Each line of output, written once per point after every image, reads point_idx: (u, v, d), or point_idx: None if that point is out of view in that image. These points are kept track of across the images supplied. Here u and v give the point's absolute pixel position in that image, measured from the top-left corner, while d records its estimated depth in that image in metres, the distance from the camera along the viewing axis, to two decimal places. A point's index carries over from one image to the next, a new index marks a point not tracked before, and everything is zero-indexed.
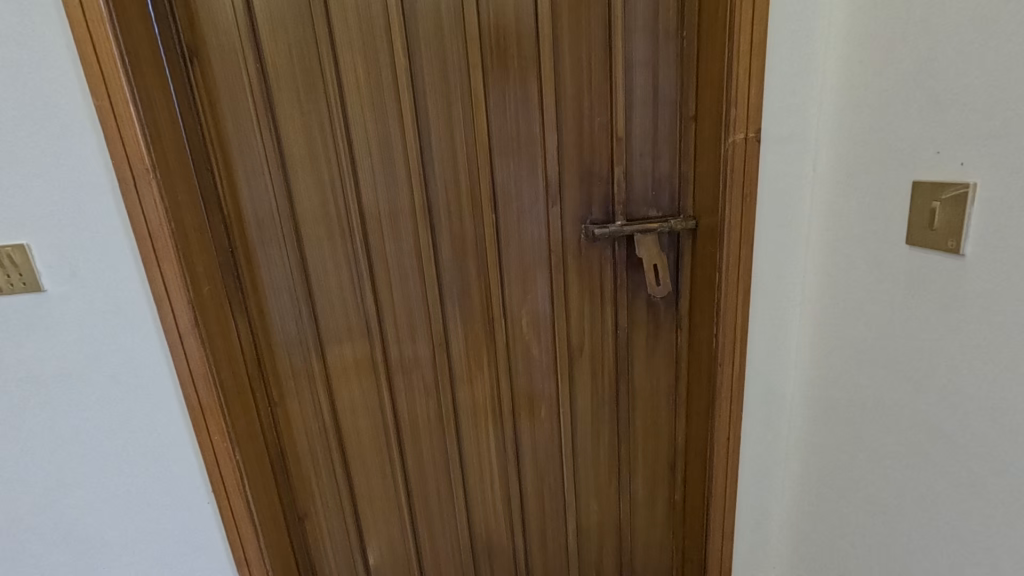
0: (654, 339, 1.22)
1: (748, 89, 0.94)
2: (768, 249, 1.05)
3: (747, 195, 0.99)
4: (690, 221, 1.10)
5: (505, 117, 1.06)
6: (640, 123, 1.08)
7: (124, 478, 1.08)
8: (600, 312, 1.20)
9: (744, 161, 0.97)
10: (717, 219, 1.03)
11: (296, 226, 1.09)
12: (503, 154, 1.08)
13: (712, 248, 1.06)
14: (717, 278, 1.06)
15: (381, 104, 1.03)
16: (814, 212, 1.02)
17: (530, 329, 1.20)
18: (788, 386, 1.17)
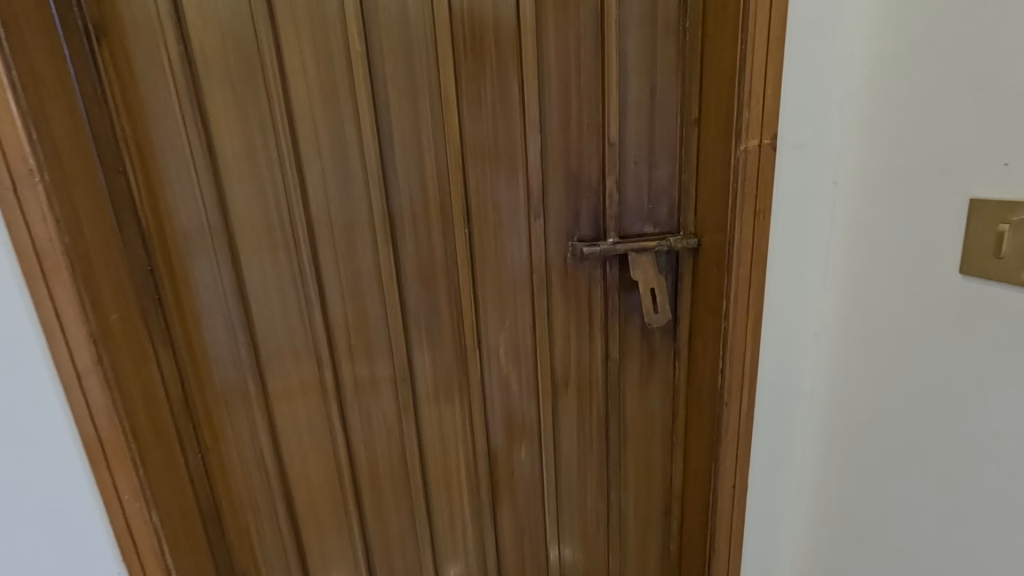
0: (648, 372, 1.08)
1: (764, 89, 0.80)
2: (782, 273, 0.92)
3: (759, 211, 0.86)
4: (694, 243, 0.97)
5: (481, 117, 0.91)
6: (636, 127, 0.94)
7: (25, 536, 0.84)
8: (588, 342, 1.05)
9: (756, 173, 0.83)
10: (724, 240, 0.89)
11: (231, 241, 0.92)
12: (478, 160, 0.93)
13: (717, 272, 0.92)
14: (723, 307, 0.92)
15: (332, 98, 0.87)
16: (838, 232, 0.90)
17: (509, 359, 1.05)
18: (801, 424, 1.04)
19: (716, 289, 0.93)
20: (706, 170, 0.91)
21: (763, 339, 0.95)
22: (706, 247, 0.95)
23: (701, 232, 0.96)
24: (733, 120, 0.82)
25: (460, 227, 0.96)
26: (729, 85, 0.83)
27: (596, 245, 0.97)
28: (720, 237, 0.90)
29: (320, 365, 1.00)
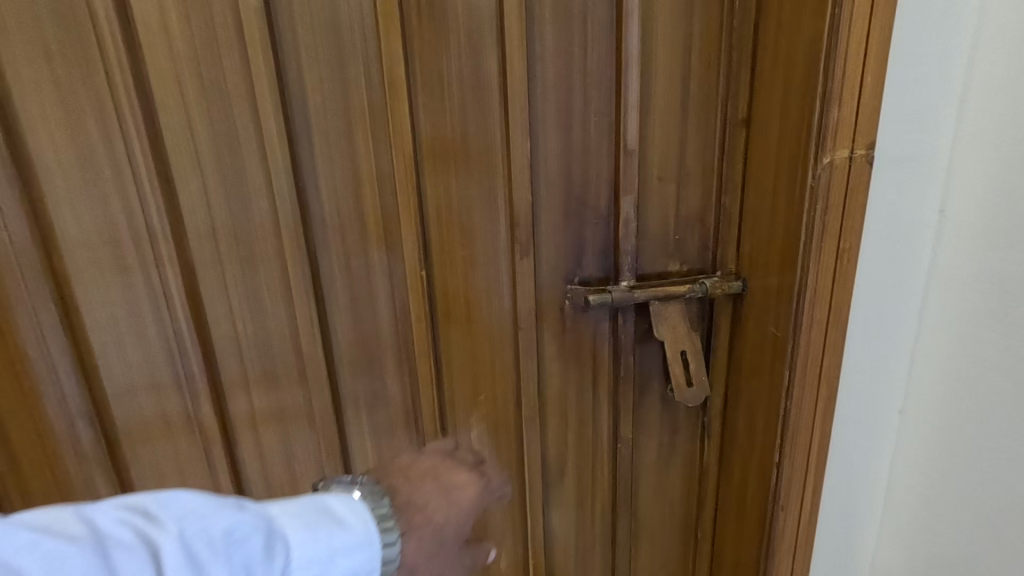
0: (668, 454, 0.81)
1: (861, 75, 0.55)
2: (866, 337, 0.66)
3: (844, 252, 0.59)
4: (742, 289, 0.70)
5: (443, 111, 0.62)
6: (660, 130, 0.67)
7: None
8: (591, 417, 0.78)
9: (842, 198, 0.57)
10: (789, 290, 0.62)
11: (60, 288, 0.60)
12: (439, 173, 0.64)
13: (776, 332, 0.65)
14: (784, 381, 0.66)
15: (215, 78, 0.57)
16: (939, 281, 0.65)
17: (484, 444, 0.77)
18: (873, 531, 0.78)
19: (774, 354, 0.66)
20: (758, 190, 0.65)
21: (837, 427, 0.69)
22: (753, 294, 0.69)
23: (750, 276, 0.69)
24: (813, 119, 0.56)
25: (413, 267, 0.67)
26: (807, 69, 0.56)
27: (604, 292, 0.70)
28: (783, 285, 0.63)
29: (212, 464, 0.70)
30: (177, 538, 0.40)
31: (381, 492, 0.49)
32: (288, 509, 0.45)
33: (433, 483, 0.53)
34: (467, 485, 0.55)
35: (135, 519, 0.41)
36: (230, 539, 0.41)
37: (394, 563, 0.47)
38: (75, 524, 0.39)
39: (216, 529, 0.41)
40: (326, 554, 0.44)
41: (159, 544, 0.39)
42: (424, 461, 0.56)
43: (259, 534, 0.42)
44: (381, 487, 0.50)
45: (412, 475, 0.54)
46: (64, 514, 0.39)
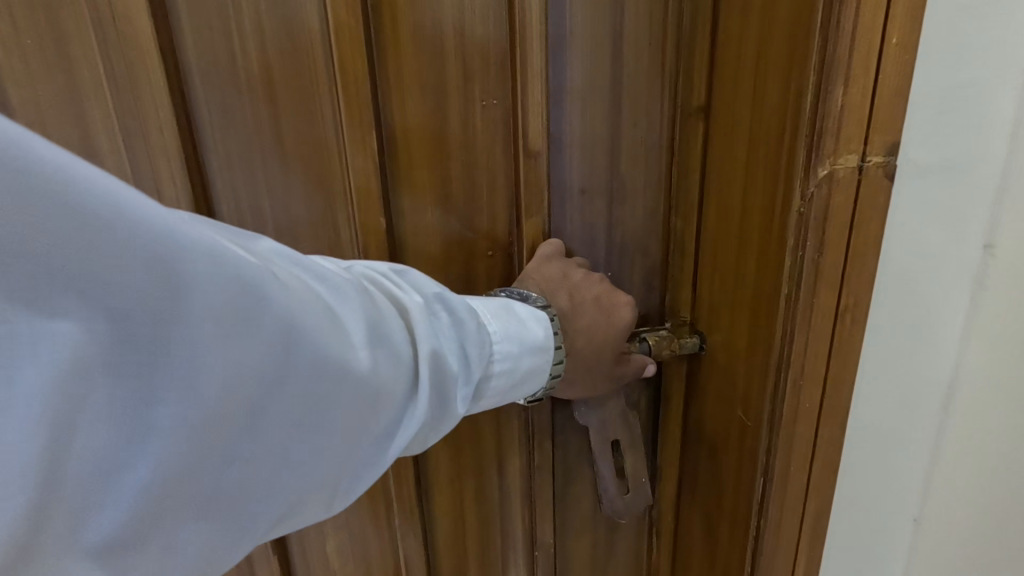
0: (603, 560, 0.61)
1: (885, 31, 0.32)
2: (868, 431, 0.44)
3: (847, 311, 0.38)
4: (700, 349, 0.49)
5: (235, 87, 0.40)
6: (581, 122, 0.45)
7: (220, 333, 0.24)
8: (498, 516, 0.57)
9: (846, 230, 0.36)
10: (766, 364, 0.41)
11: None
12: (240, 185, 0.42)
13: (743, 417, 0.45)
14: (756, 494, 0.44)
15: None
16: (979, 348, 0.43)
17: (346, 561, 0.55)
18: None
19: (744, 452, 0.45)
20: (721, 211, 0.44)
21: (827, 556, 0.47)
22: (714, 360, 0.48)
23: (709, 330, 0.48)
24: (804, 105, 0.34)
25: None
26: (794, 25, 0.35)
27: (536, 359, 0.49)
28: (755, 352, 0.42)
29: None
30: (421, 302, 0.34)
31: (546, 304, 0.43)
32: (484, 303, 0.39)
33: (592, 306, 0.46)
34: (625, 308, 0.46)
35: (374, 273, 0.35)
36: (451, 311, 0.36)
37: (559, 379, 0.43)
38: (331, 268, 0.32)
39: (434, 296, 0.35)
40: (519, 348, 0.39)
41: (410, 306, 0.34)
42: (579, 277, 0.46)
43: (473, 320, 0.37)
44: (543, 300, 0.43)
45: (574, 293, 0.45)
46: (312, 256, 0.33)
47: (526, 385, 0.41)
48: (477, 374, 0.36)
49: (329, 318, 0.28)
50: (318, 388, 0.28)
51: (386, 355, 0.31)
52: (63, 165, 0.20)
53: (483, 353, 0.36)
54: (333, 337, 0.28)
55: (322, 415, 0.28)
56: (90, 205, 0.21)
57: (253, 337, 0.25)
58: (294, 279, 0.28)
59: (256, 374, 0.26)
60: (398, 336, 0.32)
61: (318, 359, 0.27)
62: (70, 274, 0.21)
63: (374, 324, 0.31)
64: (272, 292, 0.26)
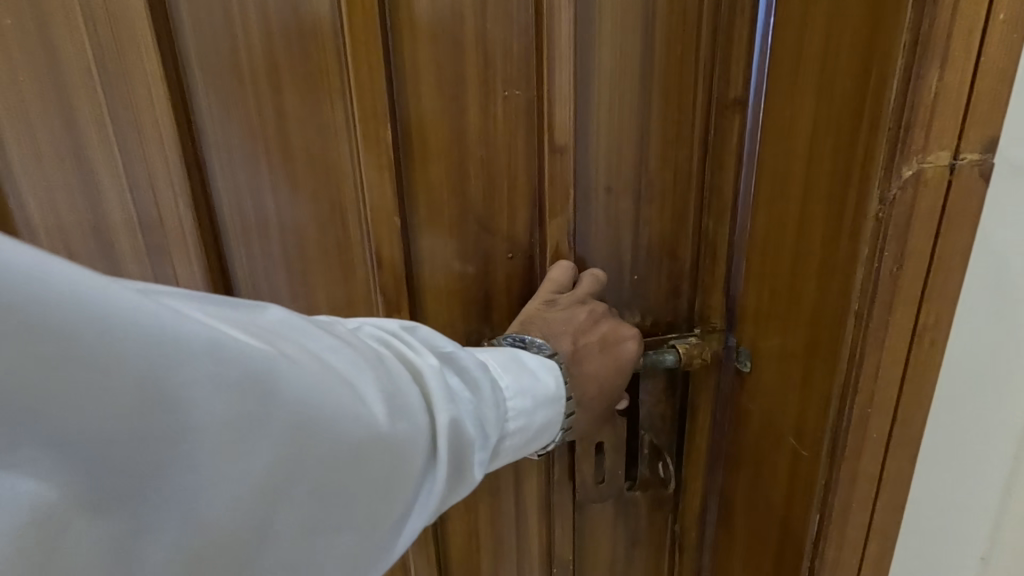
0: None
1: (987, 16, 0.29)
2: (939, 455, 0.41)
3: (925, 328, 0.35)
4: (744, 364, 0.46)
5: (236, 76, 0.36)
6: (609, 117, 0.42)
7: (216, 446, 0.22)
8: (512, 534, 0.54)
9: (931, 238, 0.33)
10: (826, 388, 0.38)
11: None
12: (241, 182, 0.38)
13: (796, 446, 0.41)
14: (813, 531, 0.41)
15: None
16: None
17: None
18: None
19: (797, 481, 0.42)
20: (774, 215, 0.41)
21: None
22: (762, 379, 0.44)
23: (756, 349, 0.44)
24: (888, 101, 0.31)
25: None
26: (876, 12, 0.32)
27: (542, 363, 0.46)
28: (815, 373, 0.39)
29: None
30: (436, 364, 0.31)
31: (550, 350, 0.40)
32: (494, 358, 0.37)
33: (594, 342, 0.43)
34: (627, 345, 0.44)
35: (384, 332, 0.32)
36: (467, 373, 0.33)
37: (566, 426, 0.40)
38: (343, 330, 0.29)
39: (449, 355, 0.32)
40: (532, 403, 0.37)
41: (425, 371, 0.30)
42: (582, 314, 0.43)
43: (487, 378, 0.34)
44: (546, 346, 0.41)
45: (577, 332, 0.42)
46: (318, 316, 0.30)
47: (539, 441, 0.38)
48: (493, 440, 0.33)
49: (344, 400, 0.26)
50: (330, 484, 0.25)
51: (405, 435, 0.28)
52: (40, 291, 0.18)
53: (499, 414, 0.34)
54: (348, 423, 0.25)
55: (337, 514, 0.26)
56: (78, 333, 0.19)
57: (258, 440, 0.23)
58: (303, 358, 0.25)
59: (258, 476, 0.23)
60: (417, 409, 0.29)
61: (331, 450, 0.25)
62: (53, 414, 0.19)
63: (391, 397, 0.28)
64: (276, 385, 0.23)
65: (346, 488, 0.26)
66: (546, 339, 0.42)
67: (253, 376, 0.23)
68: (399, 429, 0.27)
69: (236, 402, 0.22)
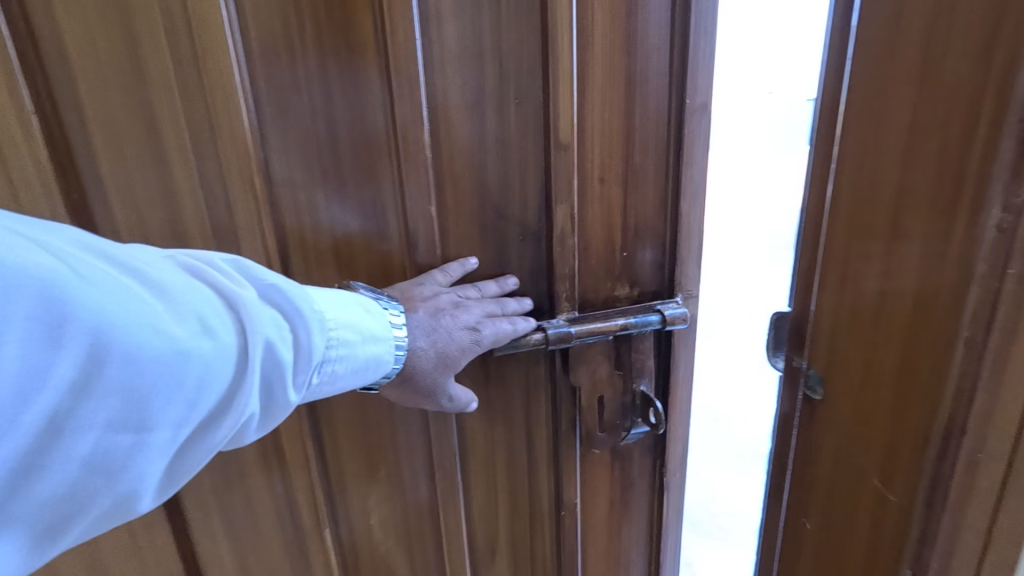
0: (621, 517, 0.66)
1: None
2: None
3: None
4: (816, 391, 0.39)
5: (294, 90, 0.43)
6: (600, 120, 0.51)
7: (16, 346, 0.26)
8: (526, 484, 0.61)
9: None
10: (927, 422, 0.32)
11: None
12: (296, 180, 0.45)
13: (880, 490, 0.36)
14: None
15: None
16: None
17: (390, 532, 0.58)
18: None
19: (879, 527, 0.36)
20: (852, 219, 0.35)
21: None
22: (839, 410, 0.37)
23: (830, 374, 0.38)
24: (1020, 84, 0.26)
25: None
26: None
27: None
28: (907, 405, 0.33)
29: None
30: (242, 293, 0.35)
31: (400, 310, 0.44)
32: (315, 294, 0.39)
33: (440, 326, 0.46)
34: (451, 347, 0.46)
35: (196, 263, 0.35)
36: (279, 305, 0.36)
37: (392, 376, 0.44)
38: (152, 259, 0.33)
39: (264, 287, 0.36)
40: (360, 337, 0.40)
41: (229, 297, 0.34)
42: (434, 293, 0.47)
43: (304, 310, 0.37)
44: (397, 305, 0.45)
45: (433, 307, 0.46)
46: (121, 245, 0.34)
47: (369, 373, 0.41)
48: (302, 365, 0.36)
49: (142, 316, 0.30)
50: (120, 390, 0.29)
51: (205, 351, 0.32)
52: None
53: (317, 343, 0.37)
54: (148, 333, 0.29)
55: (136, 418, 0.30)
56: None
57: (59, 344, 0.27)
58: (99, 279, 0.29)
59: (54, 376, 0.27)
60: (217, 330, 0.32)
61: (126, 358, 0.29)
62: None
63: (195, 316, 0.32)
64: (67, 297, 0.27)
65: (141, 396, 0.30)
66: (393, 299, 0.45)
67: (53, 288, 0.27)
68: (201, 343, 0.32)
69: (37, 308, 0.26)
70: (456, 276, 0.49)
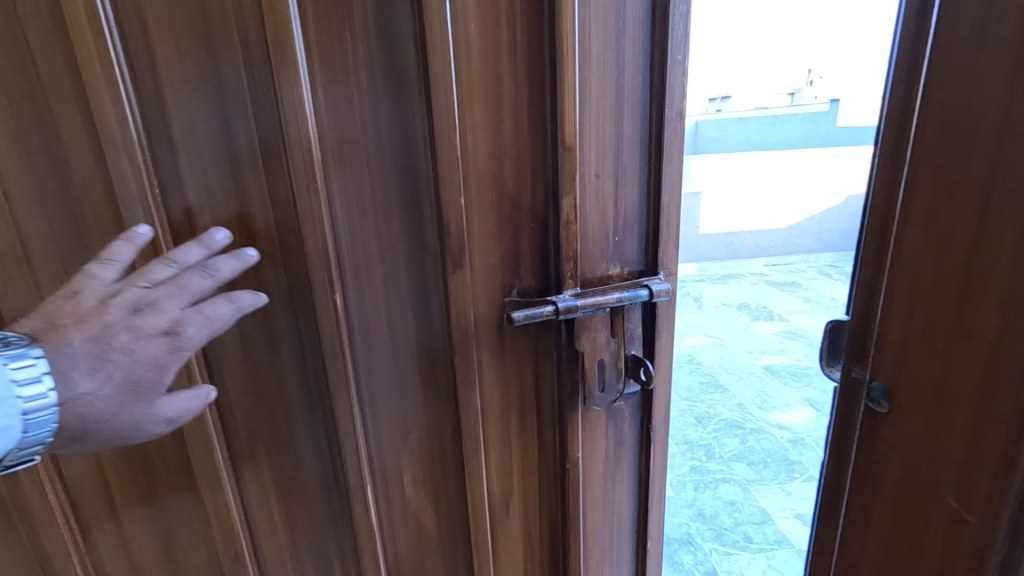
0: (615, 469, 0.76)
1: None
2: None
3: None
4: (881, 404, 0.35)
5: (346, 99, 0.50)
6: (597, 122, 0.60)
7: None
8: (536, 441, 0.70)
9: None
10: (1009, 445, 0.28)
11: None
12: (346, 176, 0.52)
13: (956, 510, 0.31)
14: None
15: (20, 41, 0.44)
16: None
17: (420, 487, 0.65)
18: None
19: None
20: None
21: None
22: (904, 428, 0.33)
23: (897, 385, 0.33)
24: None
25: (322, 293, 0.53)
26: None
27: (538, 305, 0.62)
28: (989, 417, 0.29)
29: (92, 535, 0.57)
30: None
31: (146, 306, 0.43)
32: None
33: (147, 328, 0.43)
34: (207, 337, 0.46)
35: None
36: None
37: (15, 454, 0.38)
38: None
39: None
40: None
41: None
42: (163, 274, 0.44)
43: None
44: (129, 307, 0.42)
45: (157, 299, 0.43)
46: None
47: None
48: None
49: None
50: None
51: None
52: None
53: None
54: None
55: None
56: None
57: None
58: None
59: None
60: None
61: None
62: None
63: None
64: None
65: None
66: (158, 291, 0.44)
67: None
68: None
69: None
70: (125, 264, 0.44)
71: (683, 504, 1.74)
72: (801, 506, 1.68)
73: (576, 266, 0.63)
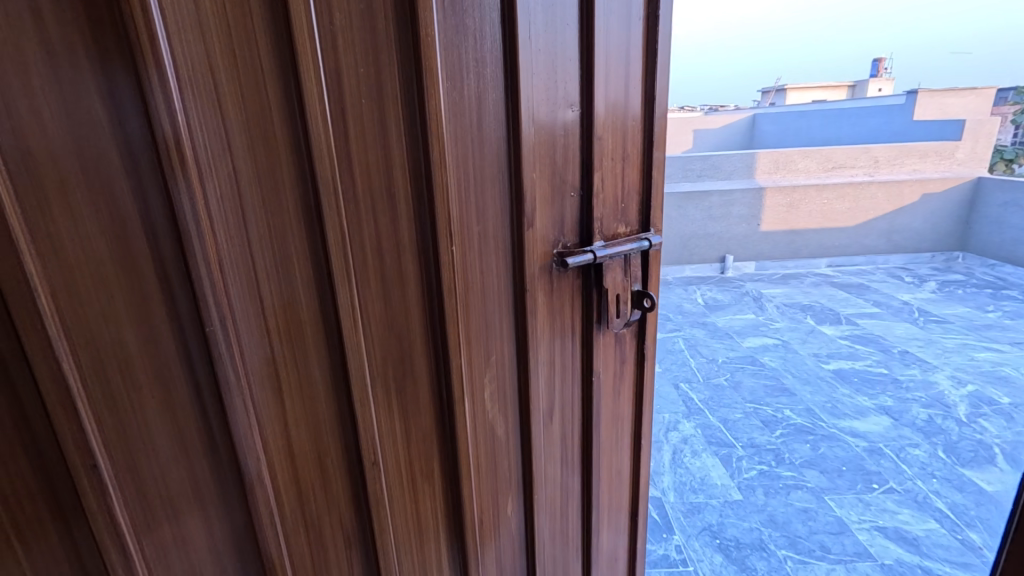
0: (619, 380, 1.00)
1: None
2: None
3: None
4: None
5: (461, 103, 0.68)
6: (613, 119, 0.81)
7: None
8: (573, 365, 0.90)
9: None
10: None
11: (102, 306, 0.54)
12: (458, 159, 0.69)
13: None
14: None
15: (244, 25, 0.54)
16: None
17: (496, 402, 0.83)
18: None
19: None
20: None
21: None
22: None
23: None
24: None
25: (444, 246, 0.70)
26: None
27: (579, 253, 0.83)
28: None
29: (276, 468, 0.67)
30: None
31: None
32: None
33: None
34: None
35: None
36: None
37: None
38: None
39: None
40: None
41: None
42: None
43: None
44: None
45: None
46: None
47: None
48: None
49: None
50: None
51: None
52: None
53: None
54: None
55: None
56: None
57: None
58: None
59: None
60: None
61: None
62: None
63: None
64: None
65: None
66: None
67: None
68: None
69: None
70: None
71: (751, 509, 2.57)
72: (884, 517, 2.48)
73: (599, 226, 0.85)
